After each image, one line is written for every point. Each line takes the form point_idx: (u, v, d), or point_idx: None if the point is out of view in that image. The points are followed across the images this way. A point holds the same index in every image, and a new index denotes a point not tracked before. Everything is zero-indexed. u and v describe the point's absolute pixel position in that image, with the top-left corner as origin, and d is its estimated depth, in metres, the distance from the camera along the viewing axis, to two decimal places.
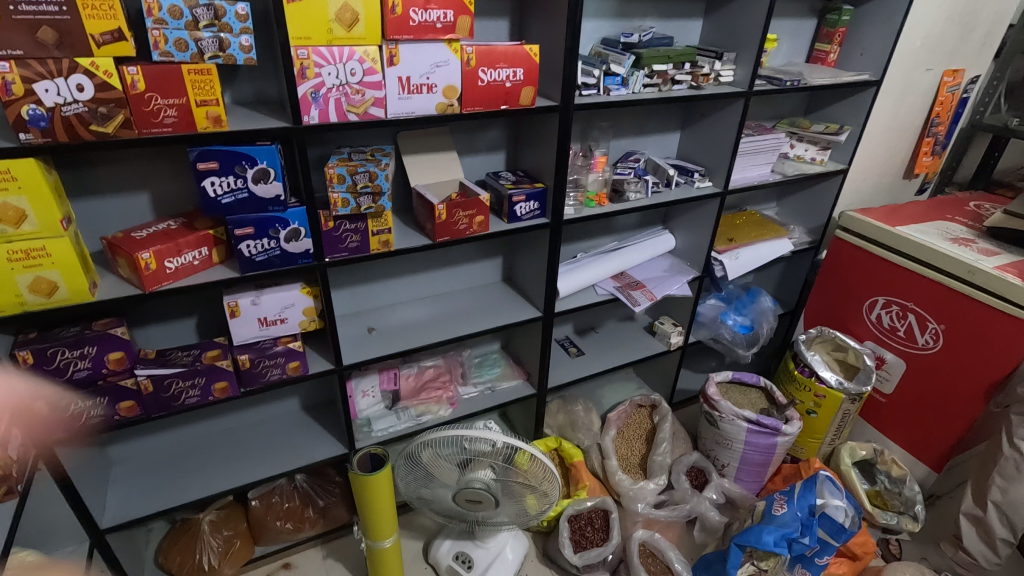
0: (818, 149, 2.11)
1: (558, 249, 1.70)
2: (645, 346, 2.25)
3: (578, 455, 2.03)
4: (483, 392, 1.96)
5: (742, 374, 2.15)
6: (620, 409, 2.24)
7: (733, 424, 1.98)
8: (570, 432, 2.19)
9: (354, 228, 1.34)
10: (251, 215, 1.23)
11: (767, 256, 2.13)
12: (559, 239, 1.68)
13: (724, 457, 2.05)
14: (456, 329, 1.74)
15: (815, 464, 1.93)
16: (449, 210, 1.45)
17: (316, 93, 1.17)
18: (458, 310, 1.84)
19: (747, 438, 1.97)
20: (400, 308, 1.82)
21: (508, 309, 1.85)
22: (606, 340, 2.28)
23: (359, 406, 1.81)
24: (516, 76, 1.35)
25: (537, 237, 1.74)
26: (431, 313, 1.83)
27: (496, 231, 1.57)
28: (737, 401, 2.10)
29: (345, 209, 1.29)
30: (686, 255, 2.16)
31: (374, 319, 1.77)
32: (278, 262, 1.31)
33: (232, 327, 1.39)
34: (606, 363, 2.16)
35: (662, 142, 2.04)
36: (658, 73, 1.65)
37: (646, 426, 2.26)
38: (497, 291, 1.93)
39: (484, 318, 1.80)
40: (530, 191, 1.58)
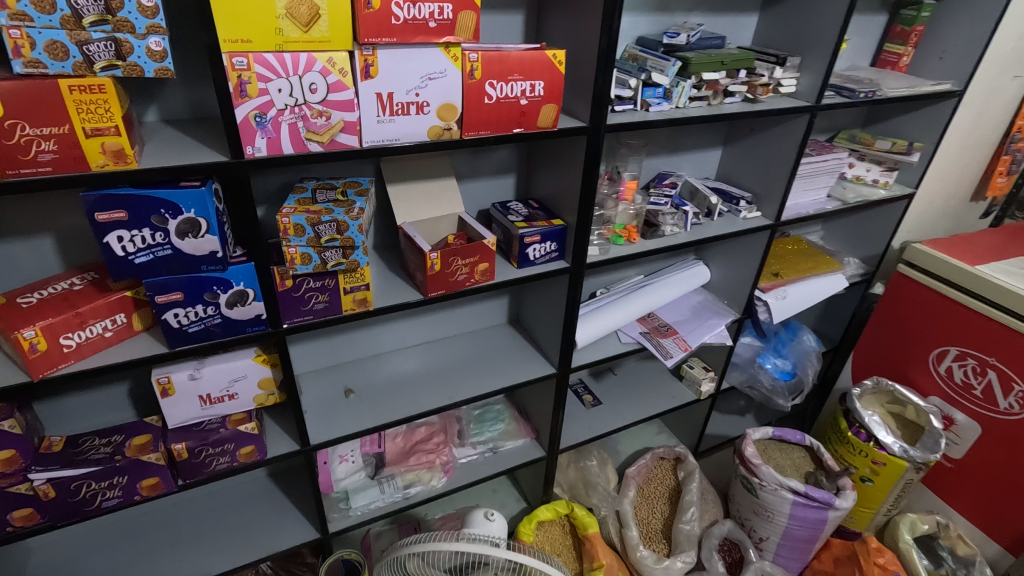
0: (881, 170, 1.79)
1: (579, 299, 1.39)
2: (672, 393, 1.95)
3: (594, 526, 1.74)
4: (484, 455, 1.67)
5: (784, 430, 1.86)
6: (641, 465, 1.95)
7: (776, 494, 1.68)
8: (584, 493, 1.90)
9: (320, 287, 1.03)
10: (178, 276, 0.92)
11: (820, 294, 1.81)
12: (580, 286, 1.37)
13: (762, 530, 1.76)
14: (453, 390, 1.44)
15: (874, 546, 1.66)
16: (444, 259, 1.14)
17: (262, 117, 0.85)
18: (455, 362, 1.53)
19: (793, 512, 1.68)
20: (386, 360, 1.52)
21: (515, 361, 1.54)
22: (626, 384, 1.98)
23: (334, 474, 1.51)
24: (534, 90, 1.03)
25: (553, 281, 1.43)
26: (423, 365, 1.52)
27: (504, 280, 1.26)
28: (778, 464, 1.80)
29: (307, 266, 0.98)
30: (723, 291, 1.85)
31: (353, 375, 1.47)
32: (220, 332, 1.00)
33: (165, 408, 1.10)
34: (627, 416, 1.86)
35: (700, 160, 1.71)
36: (707, 83, 1.33)
37: (669, 483, 1.98)
38: (502, 337, 1.63)
39: (486, 375, 1.49)
40: (546, 229, 1.27)
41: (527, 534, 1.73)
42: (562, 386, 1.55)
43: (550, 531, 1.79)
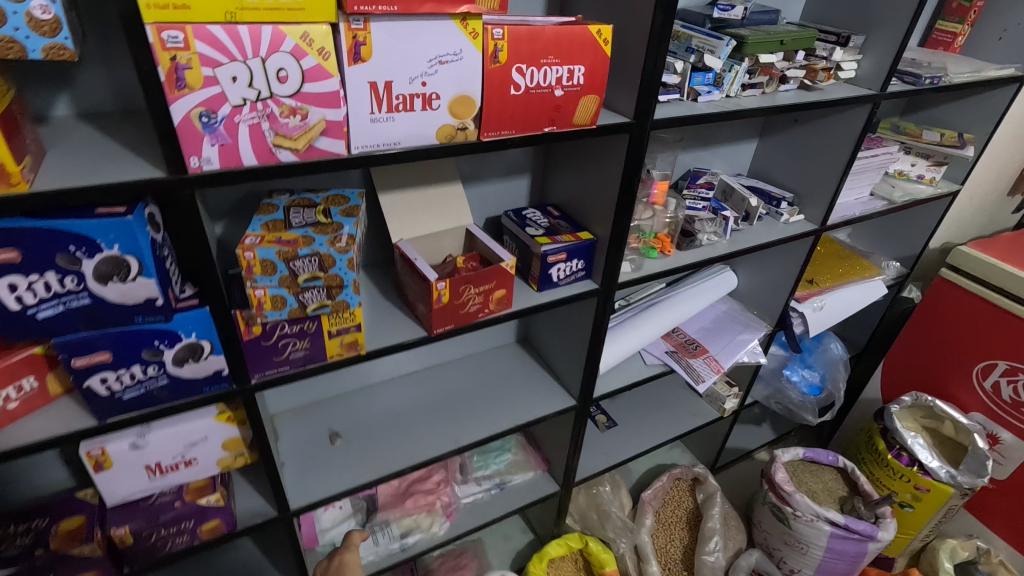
0: (928, 165, 1.62)
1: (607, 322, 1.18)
2: (692, 410, 1.77)
3: (612, 564, 1.57)
4: (490, 492, 1.47)
5: (816, 451, 1.70)
6: (657, 489, 1.78)
7: (812, 526, 1.53)
8: (598, 525, 1.69)
9: (299, 332, 0.80)
10: (103, 332, 0.68)
11: (859, 303, 1.63)
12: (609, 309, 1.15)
13: (794, 561, 1.61)
14: (458, 430, 1.22)
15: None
16: (453, 289, 0.91)
17: (211, 116, 0.61)
18: (458, 393, 1.32)
19: (830, 544, 1.52)
20: (379, 391, 1.31)
21: (528, 390, 1.34)
22: (642, 401, 1.80)
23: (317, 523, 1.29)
24: (573, 78, 0.80)
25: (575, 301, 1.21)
26: (420, 396, 1.31)
27: (523, 308, 1.04)
28: (810, 489, 1.65)
29: (280, 311, 0.75)
30: (752, 300, 1.67)
31: (340, 412, 1.24)
32: (166, 395, 0.77)
33: (101, 484, 0.86)
34: (646, 439, 1.68)
35: (734, 154, 1.51)
36: (762, 67, 1.11)
37: (687, 507, 1.82)
38: (511, 360, 1.42)
39: (495, 409, 1.28)
40: (573, 245, 1.05)
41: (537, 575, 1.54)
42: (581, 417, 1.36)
43: (562, 568, 1.61)
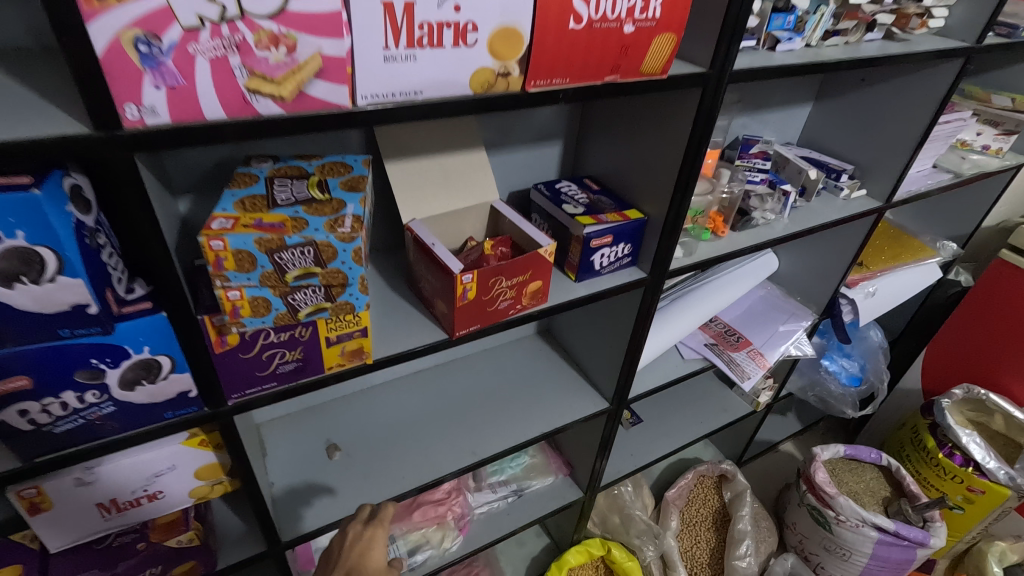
0: (997, 134, 1.44)
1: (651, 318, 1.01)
2: (723, 404, 1.63)
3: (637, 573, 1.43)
4: (506, 500, 1.33)
5: (857, 448, 1.57)
6: (682, 487, 1.65)
7: (857, 532, 1.40)
8: (621, 530, 1.55)
9: (290, 341, 0.63)
10: (17, 351, 0.50)
11: (912, 288, 1.48)
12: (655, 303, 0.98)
13: (833, 567, 1.48)
14: (476, 440, 1.06)
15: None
16: (482, 283, 0.74)
17: (153, 45, 0.42)
18: (474, 395, 1.15)
19: (875, 551, 1.40)
20: (383, 393, 1.14)
21: (553, 391, 1.17)
22: (668, 395, 1.65)
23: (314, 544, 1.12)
24: (647, 9, 0.61)
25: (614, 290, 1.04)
26: (431, 399, 1.14)
27: (561, 302, 0.86)
28: (851, 489, 1.52)
29: (262, 317, 0.56)
30: (794, 284, 1.50)
31: (339, 419, 1.07)
32: (114, 426, 0.59)
33: (41, 527, 0.69)
34: (675, 437, 1.53)
35: (786, 121, 1.32)
36: (850, 11, 0.92)
37: (712, 506, 1.69)
38: (531, 356, 1.25)
39: (516, 414, 1.12)
40: (620, 226, 0.87)
41: None
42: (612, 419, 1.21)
43: None
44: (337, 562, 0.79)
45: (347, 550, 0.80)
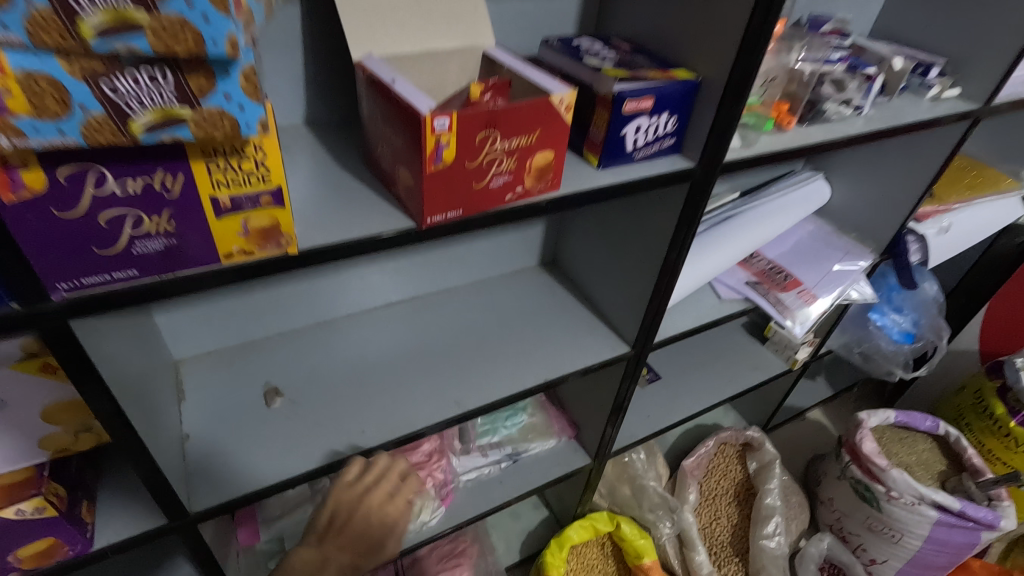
0: None
1: (694, 233, 0.77)
2: (754, 361, 1.40)
3: (650, 553, 1.23)
4: (499, 466, 1.11)
5: (910, 414, 1.35)
6: (701, 456, 1.44)
7: (912, 511, 1.18)
8: (632, 503, 1.34)
9: (153, 202, 0.39)
10: None
11: (989, 227, 1.23)
12: (701, 209, 0.74)
13: (877, 550, 1.28)
14: (460, 388, 0.83)
15: (975, 563, 1.29)
16: (466, 138, 0.49)
17: None
18: (460, 334, 0.91)
19: (933, 534, 1.19)
20: (345, 329, 0.89)
21: (560, 331, 0.94)
22: (691, 350, 1.42)
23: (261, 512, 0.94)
24: None
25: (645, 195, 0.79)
26: (406, 337, 0.90)
27: (579, 191, 0.62)
28: (902, 462, 1.30)
29: (58, 124, 0.32)
30: (849, 219, 1.25)
31: (285, 357, 0.84)
32: None
33: None
34: (699, 397, 1.31)
35: (859, 6, 1.06)
36: None
37: (734, 478, 1.48)
38: (533, 290, 1.01)
39: (512, 359, 0.88)
40: (664, 86, 0.62)
41: (557, 567, 1.19)
42: (631, 371, 0.98)
43: (585, 555, 1.28)
44: (336, 529, 0.68)
45: (355, 515, 0.69)
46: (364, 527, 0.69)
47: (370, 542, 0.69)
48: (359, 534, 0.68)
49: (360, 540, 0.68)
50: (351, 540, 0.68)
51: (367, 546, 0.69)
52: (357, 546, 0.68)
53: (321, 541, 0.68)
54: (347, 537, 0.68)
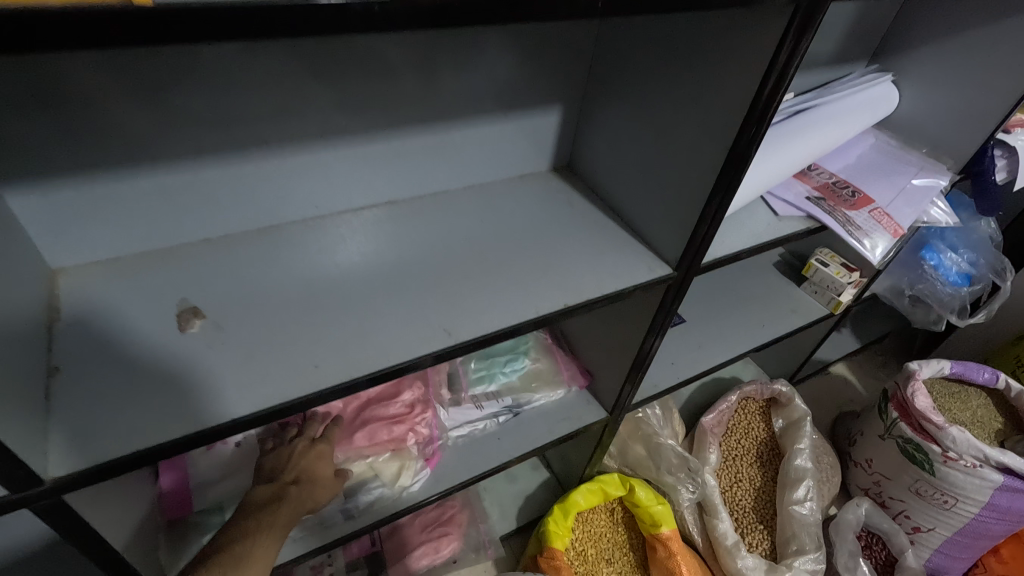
0: None
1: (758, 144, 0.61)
2: (788, 304, 1.21)
3: (669, 521, 1.06)
4: (495, 421, 0.91)
5: (966, 365, 1.18)
6: (722, 412, 1.27)
7: (972, 474, 1.02)
8: (646, 464, 1.16)
9: None
10: None
11: None
12: (773, 111, 0.58)
13: (923, 517, 1.13)
14: (452, 312, 0.62)
15: None
16: None
17: None
18: (452, 247, 0.70)
19: (994, 500, 1.03)
20: (297, 238, 0.67)
21: (579, 247, 0.73)
22: (717, 290, 1.22)
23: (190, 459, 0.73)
24: None
25: (713, 70, 0.60)
26: (376, 248, 0.68)
27: None
28: (956, 418, 1.14)
29: None
30: (919, 132, 1.04)
31: (211, 268, 0.61)
32: None
33: None
34: (727, 342, 1.12)
35: None
36: None
37: (758, 437, 1.31)
38: (542, 199, 0.79)
39: (517, 279, 0.67)
40: None
41: (561, 537, 1.02)
42: (659, 323, 0.80)
43: (592, 523, 1.11)
44: (284, 466, 0.69)
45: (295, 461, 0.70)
46: (313, 457, 0.70)
47: (325, 472, 0.71)
48: (313, 463, 0.70)
49: (314, 468, 0.70)
50: (306, 470, 0.69)
51: (322, 479, 0.70)
52: (310, 478, 0.69)
53: (275, 478, 0.68)
54: (297, 475, 0.69)
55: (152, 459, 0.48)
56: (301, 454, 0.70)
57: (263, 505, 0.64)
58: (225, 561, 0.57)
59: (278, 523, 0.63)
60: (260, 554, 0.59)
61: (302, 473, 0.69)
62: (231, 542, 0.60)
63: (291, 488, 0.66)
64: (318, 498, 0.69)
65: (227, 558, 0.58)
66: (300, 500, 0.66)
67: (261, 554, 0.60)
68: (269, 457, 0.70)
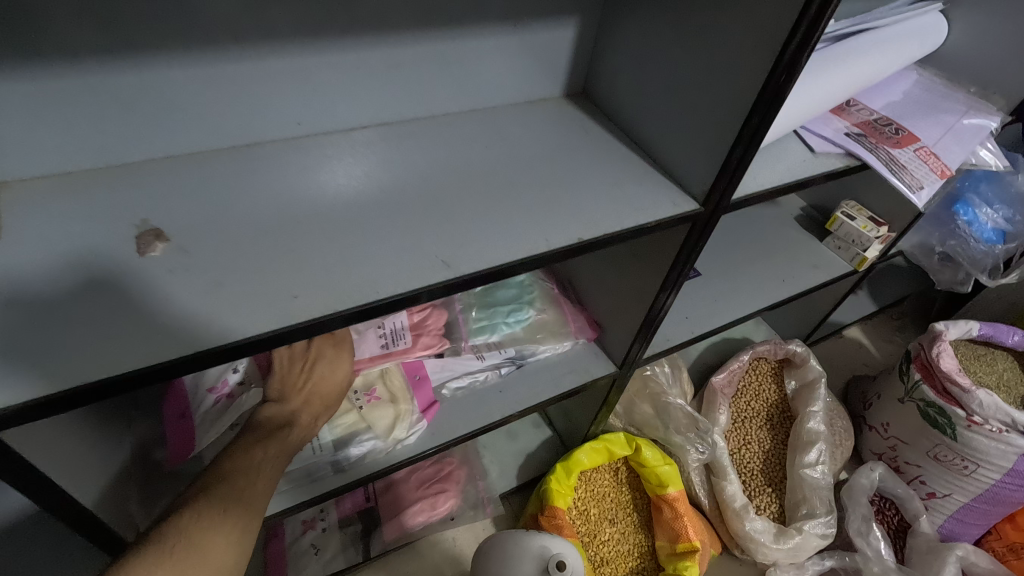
0: None
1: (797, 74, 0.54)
2: (809, 259, 1.14)
3: (676, 482, 1.01)
4: (496, 373, 0.85)
5: (995, 327, 1.12)
6: (734, 371, 1.21)
7: (997, 439, 0.96)
8: (653, 423, 1.11)
9: None
10: None
11: None
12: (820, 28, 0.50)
13: (939, 482, 1.08)
14: (449, 243, 0.55)
15: None
16: None
17: None
18: (452, 174, 0.62)
19: (1017, 466, 0.98)
20: (278, 158, 0.59)
21: (594, 179, 0.65)
22: (734, 244, 1.14)
23: (197, 417, 0.66)
24: None
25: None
26: (365, 172, 0.60)
27: None
28: (981, 382, 1.08)
29: None
30: (968, 69, 0.95)
31: (178, 188, 0.54)
32: None
33: None
34: (745, 298, 1.05)
35: None
36: None
37: (768, 398, 1.26)
38: (555, 128, 0.71)
39: (525, 211, 0.60)
40: None
41: (562, 495, 0.98)
42: (674, 278, 0.75)
43: (595, 482, 1.07)
44: (293, 387, 0.65)
45: (305, 374, 0.66)
46: (322, 377, 0.67)
47: (335, 393, 0.67)
48: (321, 384, 0.67)
49: (323, 392, 0.66)
50: (315, 392, 0.66)
51: (332, 392, 0.67)
52: (320, 398, 0.66)
53: (283, 399, 0.64)
54: (308, 393, 0.65)
55: (95, 397, 0.41)
56: (311, 372, 0.66)
57: (273, 430, 0.61)
58: (227, 493, 0.52)
59: (283, 451, 0.60)
60: (264, 487, 0.56)
61: (311, 396, 0.66)
62: (236, 472, 0.55)
63: (301, 415, 0.64)
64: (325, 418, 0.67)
65: (229, 489, 0.53)
66: (309, 428, 0.64)
67: (260, 483, 0.56)
68: (277, 359, 0.66)
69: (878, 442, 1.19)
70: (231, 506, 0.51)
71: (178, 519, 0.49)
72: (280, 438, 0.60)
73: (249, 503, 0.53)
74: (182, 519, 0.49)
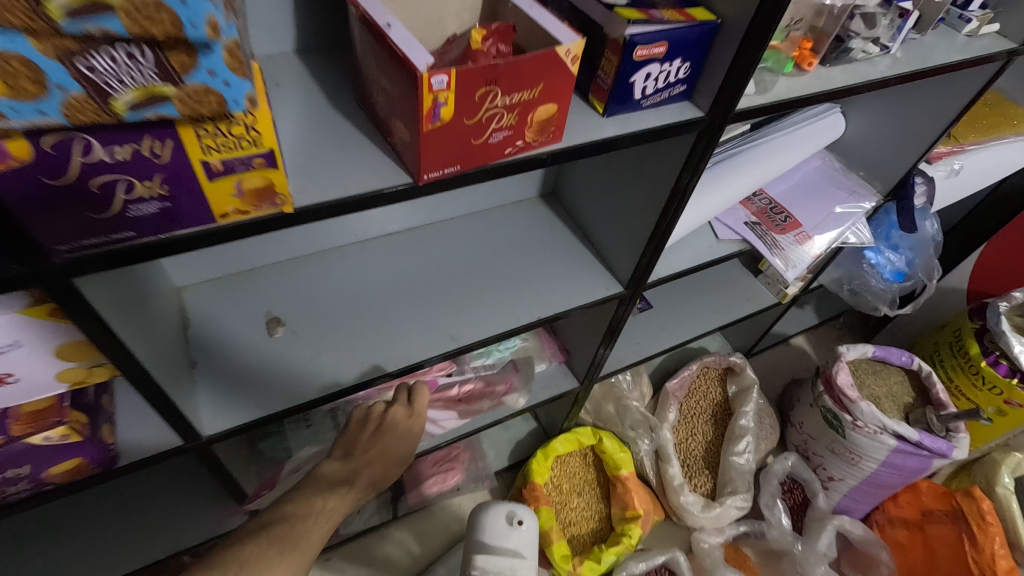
0: None
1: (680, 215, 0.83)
2: (744, 293, 1.43)
3: (628, 465, 1.34)
4: None
5: (887, 349, 1.41)
6: (684, 378, 1.52)
7: (874, 439, 1.26)
8: (615, 419, 1.43)
9: (144, 169, 0.39)
10: None
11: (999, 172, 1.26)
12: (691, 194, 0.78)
13: (835, 469, 1.39)
14: (455, 322, 0.86)
15: (922, 484, 1.40)
16: (459, 94, 0.46)
17: None
18: (456, 268, 0.92)
19: (889, 459, 1.28)
20: (343, 261, 0.90)
21: (553, 267, 0.95)
22: (684, 279, 1.44)
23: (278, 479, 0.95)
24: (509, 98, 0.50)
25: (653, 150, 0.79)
26: (400, 267, 0.91)
27: (578, 147, 0.59)
28: (873, 393, 1.37)
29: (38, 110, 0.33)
30: (862, 156, 1.21)
31: (284, 286, 0.85)
32: None
33: None
34: (686, 327, 1.35)
35: None
36: None
37: (713, 399, 1.57)
38: (530, 225, 1.01)
39: (502, 295, 0.90)
40: (679, 30, 0.58)
41: (541, 473, 1.31)
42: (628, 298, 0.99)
43: (568, 464, 1.40)
44: (363, 447, 0.82)
45: (374, 443, 0.82)
46: (384, 447, 0.83)
47: (394, 458, 0.84)
48: (384, 450, 0.83)
49: (384, 456, 0.83)
50: (378, 457, 0.82)
51: (391, 458, 0.83)
52: (380, 462, 0.82)
53: (351, 458, 0.80)
54: (373, 454, 0.81)
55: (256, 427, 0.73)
56: (377, 441, 0.82)
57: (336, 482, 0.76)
58: (285, 535, 0.65)
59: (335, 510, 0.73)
60: (317, 538, 0.67)
61: (374, 460, 0.81)
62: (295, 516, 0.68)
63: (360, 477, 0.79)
64: (380, 478, 0.83)
65: (289, 531, 0.66)
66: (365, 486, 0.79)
67: (313, 533, 0.67)
68: (359, 423, 0.84)
69: (795, 437, 1.51)
70: (287, 549, 0.63)
71: (244, 548, 0.62)
72: (340, 491, 0.75)
73: (303, 548, 0.65)
74: (248, 548, 0.62)
